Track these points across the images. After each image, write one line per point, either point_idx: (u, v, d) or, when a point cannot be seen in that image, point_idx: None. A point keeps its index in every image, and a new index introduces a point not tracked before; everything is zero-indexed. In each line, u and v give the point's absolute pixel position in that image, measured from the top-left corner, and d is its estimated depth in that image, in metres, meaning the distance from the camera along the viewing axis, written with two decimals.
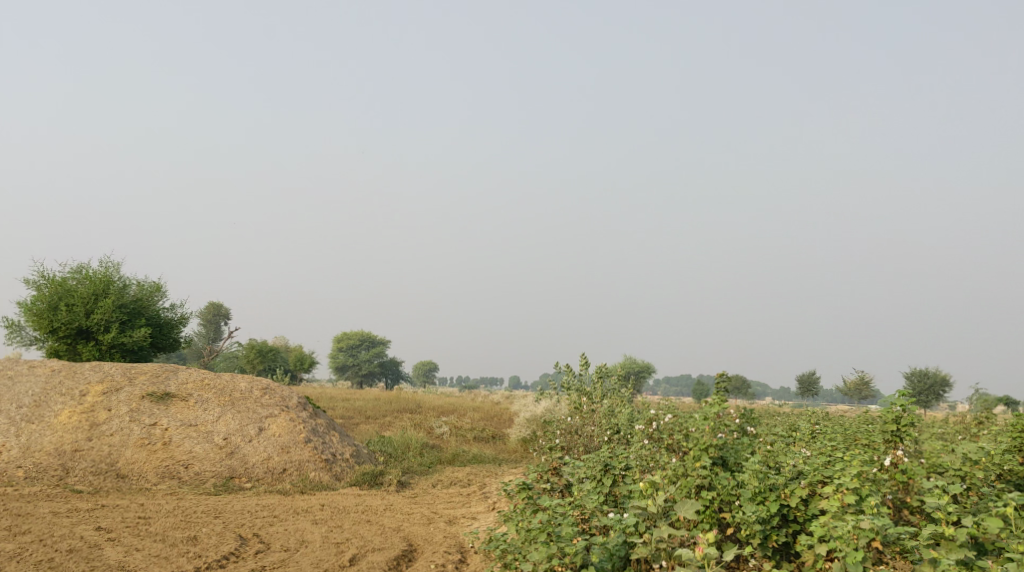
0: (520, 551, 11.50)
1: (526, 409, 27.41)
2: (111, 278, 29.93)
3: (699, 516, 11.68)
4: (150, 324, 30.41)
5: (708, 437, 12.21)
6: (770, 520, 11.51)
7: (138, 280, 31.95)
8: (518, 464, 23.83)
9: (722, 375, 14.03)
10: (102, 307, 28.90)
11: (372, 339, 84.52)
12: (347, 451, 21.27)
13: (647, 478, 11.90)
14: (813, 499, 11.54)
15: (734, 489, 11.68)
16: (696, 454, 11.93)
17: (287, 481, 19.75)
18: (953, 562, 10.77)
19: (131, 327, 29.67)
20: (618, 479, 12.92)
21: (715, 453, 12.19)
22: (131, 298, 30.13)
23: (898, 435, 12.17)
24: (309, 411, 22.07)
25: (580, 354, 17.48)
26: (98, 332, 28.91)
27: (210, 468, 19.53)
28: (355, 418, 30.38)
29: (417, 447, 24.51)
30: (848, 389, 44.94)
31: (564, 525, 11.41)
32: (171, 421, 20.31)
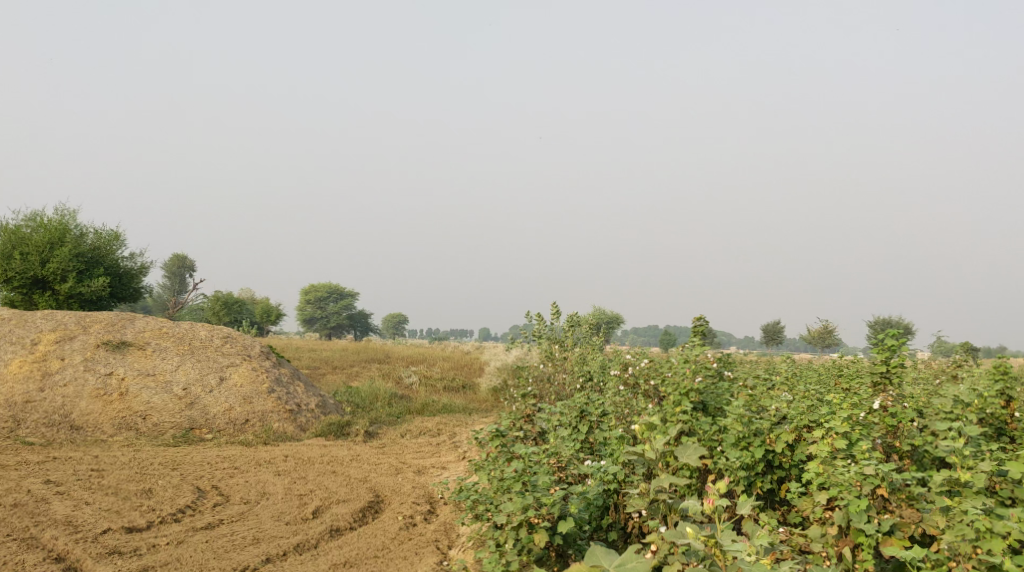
0: (494, 503, 10.92)
1: (495, 359, 26.95)
2: (67, 225, 28.97)
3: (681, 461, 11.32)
4: (108, 274, 29.52)
5: (688, 381, 11.79)
6: (754, 467, 11.16)
7: (96, 229, 30.97)
8: (489, 414, 23.31)
9: (699, 317, 13.57)
10: (58, 256, 27.97)
11: (340, 291, 83.68)
12: (313, 402, 20.66)
13: (645, 418, 11.18)
14: (800, 444, 11.15)
15: (715, 435, 11.30)
16: (677, 399, 11.50)
17: (250, 432, 19.11)
18: (976, 511, 10.25)
19: (88, 276, 28.78)
20: (594, 426, 12.44)
21: (696, 399, 11.72)
22: (88, 247, 29.20)
23: (888, 377, 12.03)
24: (272, 360, 21.42)
25: (551, 300, 16.99)
26: (55, 281, 27.99)
27: (169, 419, 18.85)
28: (322, 369, 29.74)
29: (385, 397, 23.93)
30: (814, 338, 44.89)
31: (539, 474, 10.83)
32: (128, 370, 19.60)
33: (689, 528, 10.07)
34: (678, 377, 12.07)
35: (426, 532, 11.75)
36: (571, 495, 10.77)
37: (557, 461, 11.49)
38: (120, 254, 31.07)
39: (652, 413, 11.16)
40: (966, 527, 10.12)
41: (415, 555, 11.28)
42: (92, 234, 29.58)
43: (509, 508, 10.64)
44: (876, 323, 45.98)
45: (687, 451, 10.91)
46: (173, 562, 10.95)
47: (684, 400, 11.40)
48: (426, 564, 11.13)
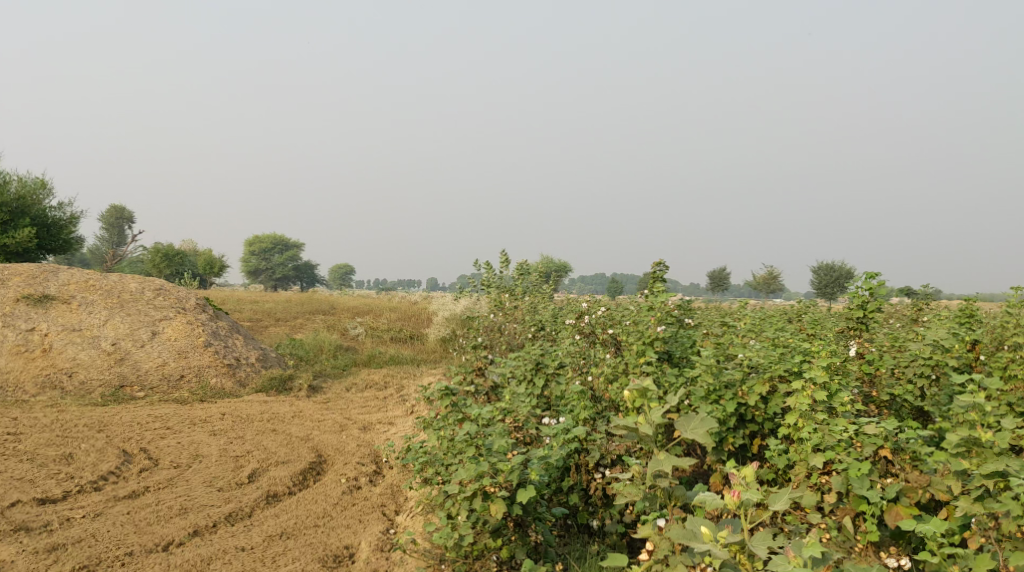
0: (446, 468, 10.14)
1: (445, 308, 26.13)
2: None
3: None
4: (36, 225, 28.33)
5: (653, 330, 11.18)
6: (727, 422, 10.53)
7: (22, 177, 29.73)
8: (438, 365, 22.50)
9: (656, 264, 12.86)
10: None
11: (284, 241, 82.13)
12: (253, 355, 19.73)
13: (641, 383, 9.78)
14: (773, 397, 10.49)
15: (682, 387, 10.68)
16: (641, 352, 10.92)
17: (185, 389, 18.16)
18: (1007, 477, 9.55)
19: (15, 228, 27.62)
20: (550, 380, 11.71)
21: (661, 348, 11.15)
22: (14, 197, 27.96)
23: (864, 322, 11.31)
24: (209, 312, 20.43)
25: (498, 248, 16.18)
26: None
27: (97, 377, 17.88)
28: (264, 320, 28.80)
29: (331, 349, 23.03)
30: (758, 283, 44.53)
31: (496, 437, 9.97)
32: (52, 326, 18.69)
33: (705, 530, 9.24)
34: (640, 327, 11.52)
35: (371, 496, 10.97)
36: (530, 460, 9.98)
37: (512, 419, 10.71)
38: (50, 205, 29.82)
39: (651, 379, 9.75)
40: (1010, 503, 9.42)
41: (359, 524, 10.50)
42: (17, 184, 28.31)
43: (462, 476, 9.80)
44: (819, 268, 45.77)
45: (692, 424, 9.76)
46: (88, 538, 10.05)
47: (649, 354, 10.80)
48: (370, 534, 10.36)
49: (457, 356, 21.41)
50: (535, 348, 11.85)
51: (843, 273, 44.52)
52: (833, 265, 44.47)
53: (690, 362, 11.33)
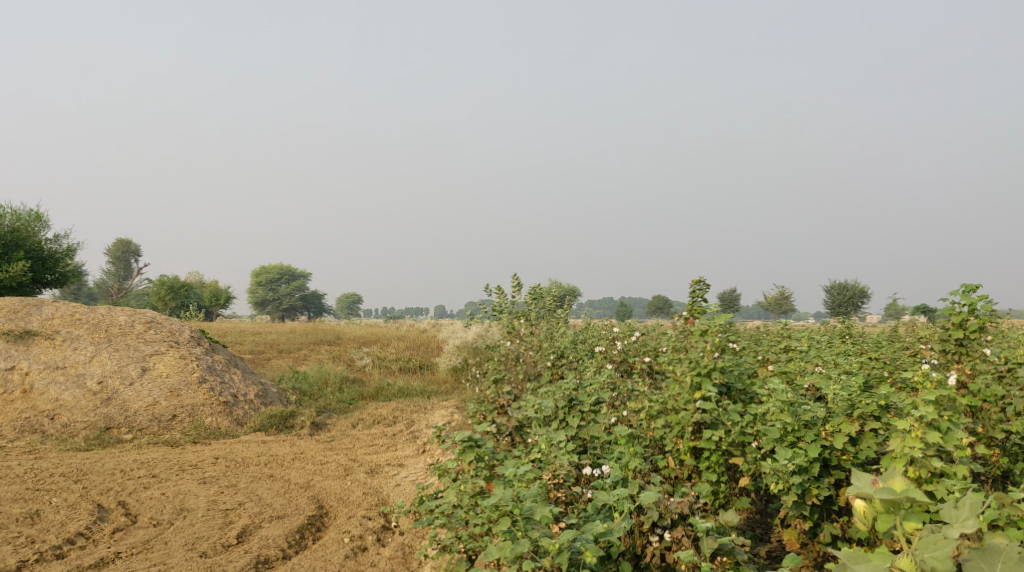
0: (471, 533, 9.14)
1: (454, 336, 24.69)
2: None
3: (709, 465, 9.96)
4: (31, 258, 27.00)
5: (710, 360, 10.23)
6: (810, 469, 9.70)
7: (16, 208, 28.38)
8: (449, 396, 21.04)
9: (696, 283, 11.63)
10: None
11: (289, 271, 80.79)
12: (252, 391, 18.30)
13: (896, 493, 8.83)
14: (864, 439, 9.75)
15: (749, 429, 9.96)
16: (699, 388, 9.99)
17: (177, 430, 16.75)
18: None
19: (8, 261, 26.35)
20: (586, 417, 10.69)
21: (720, 380, 10.24)
22: (6, 230, 26.67)
23: (963, 345, 10.69)
24: (205, 345, 19.01)
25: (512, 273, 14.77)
26: None
27: (82, 419, 16.48)
28: (266, 352, 27.39)
29: (336, 382, 21.59)
30: (770, 304, 42.79)
31: (538, 505, 8.90)
32: (33, 364, 17.34)
33: None
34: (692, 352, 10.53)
35: (378, 561, 9.58)
36: (583, 536, 8.85)
37: (552, 471, 9.65)
38: (45, 237, 28.49)
39: (904, 488, 8.83)
40: None
41: None
42: (9, 215, 26.98)
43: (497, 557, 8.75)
44: (832, 288, 44.20)
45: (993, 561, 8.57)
46: None
47: (710, 392, 10.03)
48: None
49: (469, 388, 20.00)
50: (569, 381, 10.88)
51: (858, 291, 42.97)
52: (849, 283, 42.95)
53: (749, 395, 10.51)
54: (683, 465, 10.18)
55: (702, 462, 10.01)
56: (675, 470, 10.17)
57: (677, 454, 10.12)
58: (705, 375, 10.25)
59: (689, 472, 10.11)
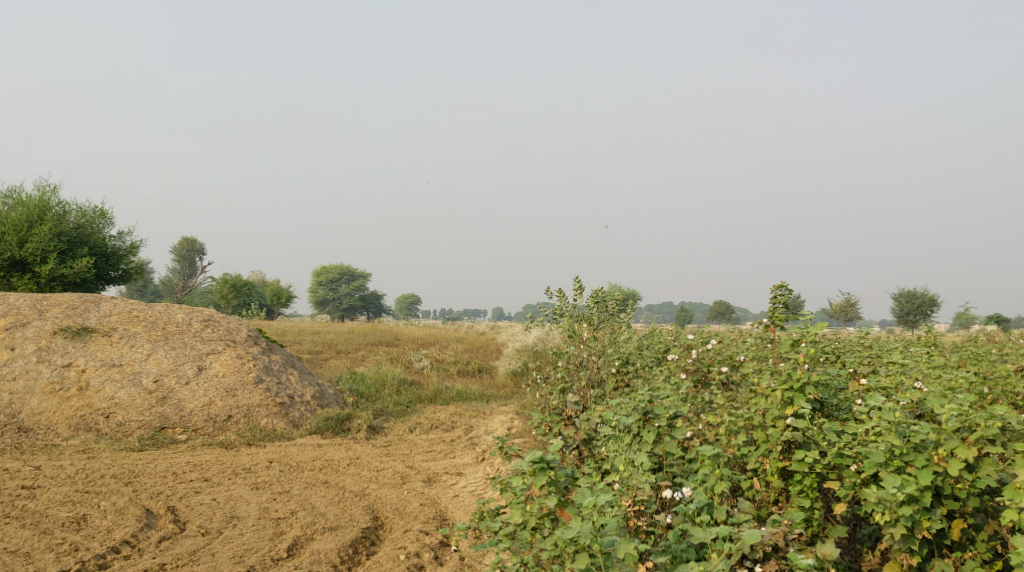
0: (539, 562, 9.04)
1: (514, 339, 24.16)
2: (48, 203, 26.49)
3: (804, 489, 9.86)
4: (94, 254, 26.92)
5: (805, 374, 10.07)
6: (921, 499, 9.41)
7: (80, 205, 28.33)
8: (508, 401, 20.53)
9: (778, 289, 11.05)
10: (39, 235, 25.43)
11: (350, 271, 80.84)
12: (309, 393, 17.93)
13: None
14: (982, 466, 9.47)
15: (849, 450, 9.73)
16: (796, 406, 9.87)
17: (232, 431, 16.43)
18: None
19: (72, 258, 26.28)
20: (662, 433, 10.36)
21: (814, 396, 10.06)
22: (70, 226, 26.60)
23: None
24: (262, 345, 18.69)
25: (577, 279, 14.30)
26: (34, 263, 25.50)
27: (137, 418, 16.22)
28: (324, 352, 27.09)
29: (394, 384, 21.18)
30: (836, 310, 41.63)
31: (622, 539, 8.63)
32: (89, 361, 17.08)
33: None
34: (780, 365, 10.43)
35: None
36: None
37: (632, 495, 9.68)
38: (108, 234, 28.42)
39: None
40: None
41: None
42: (74, 211, 26.93)
43: None
44: (900, 295, 42.92)
45: None
46: None
47: (805, 410, 9.89)
48: None
49: (530, 393, 19.49)
50: (645, 393, 10.57)
51: (927, 299, 41.69)
52: (919, 290, 41.67)
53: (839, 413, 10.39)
54: (770, 487, 10.06)
55: (794, 486, 9.89)
56: (762, 493, 10.02)
57: (765, 476, 9.97)
58: (798, 390, 10.08)
59: (777, 497, 9.99)
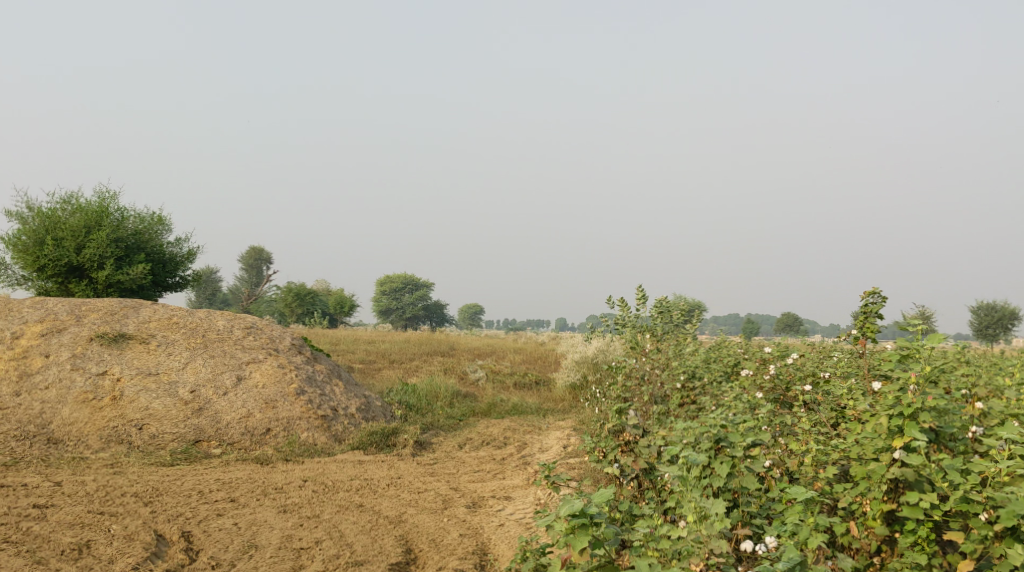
0: None
1: (574, 349, 23.00)
2: (107, 208, 25.91)
3: (917, 539, 8.80)
4: (151, 261, 26.30)
5: (922, 401, 8.89)
6: None
7: (139, 211, 27.75)
8: (566, 416, 19.37)
9: (870, 296, 9.98)
10: (96, 241, 24.86)
11: (413, 280, 80.18)
12: (354, 405, 16.95)
13: None
14: None
15: (976, 495, 8.70)
16: (913, 440, 8.74)
17: (270, 445, 15.53)
18: None
19: (129, 264, 25.67)
20: (737, 464, 9.30)
21: (929, 425, 8.92)
22: (128, 232, 25.99)
23: None
24: (306, 354, 17.76)
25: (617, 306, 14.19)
26: (91, 270, 24.94)
27: (171, 430, 15.36)
28: (377, 362, 26.15)
29: (447, 396, 20.15)
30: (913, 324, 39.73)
31: None
32: (125, 369, 16.19)
33: None
34: (886, 387, 9.25)
35: None
36: None
37: (705, 554, 8.59)
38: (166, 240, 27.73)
39: None
40: None
41: None
42: (133, 217, 26.35)
43: None
44: (979, 309, 40.91)
45: None
46: None
47: (921, 443, 8.77)
48: None
49: (589, 408, 18.33)
50: (717, 417, 9.54)
51: (1008, 313, 39.67)
52: (1000, 303, 39.69)
53: (953, 443, 9.20)
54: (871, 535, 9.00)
55: (906, 537, 8.82)
56: (862, 539, 8.98)
57: (866, 521, 8.91)
58: (910, 417, 8.96)
59: (879, 546, 8.92)
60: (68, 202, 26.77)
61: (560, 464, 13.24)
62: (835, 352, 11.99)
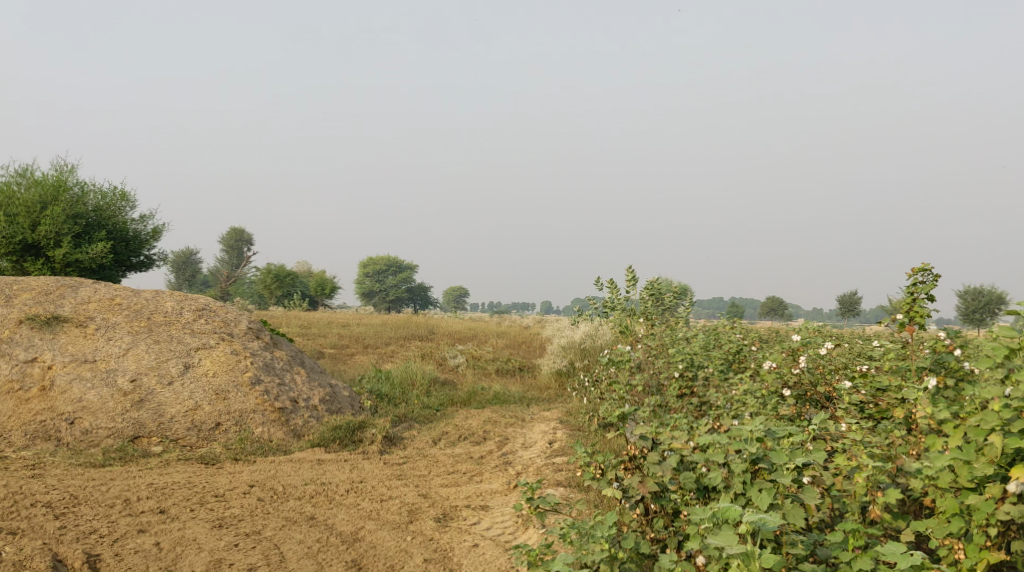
0: None
1: (560, 334, 21.33)
2: (65, 183, 24.01)
3: None
4: (112, 239, 24.41)
5: None
6: None
7: (101, 186, 25.82)
8: (552, 406, 17.66)
9: (922, 272, 8.89)
10: (52, 216, 22.98)
11: (396, 263, 78.31)
12: (317, 396, 15.23)
13: None
14: None
15: None
16: None
17: (220, 442, 13.85)
18: None
19: (88, 242, 23.79)
20: (782, 491, 8.19)
21: None
22: (89, 207, 24.13)
23: None
24: (265, 340, 15.98)
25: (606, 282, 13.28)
26: (48, 247, 23.07)
27: (106, 425, 13.63)
28: (350, 347, 24.41)
29: (423, 384, 18.40)
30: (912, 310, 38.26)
31: None
32: (57, 356, 14.42)
33: None
34: (991, 396, 8.16)
35: None
36: None
37: None
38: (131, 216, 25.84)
39: None
40: None
41: None
42: (94, 192, 24.47)
43: None
44: (966, 294, 39.41)
45: None
46: None
47: None
48: None
49: (577, 397, 16.69)
50: (752, 431, 8.39)
51: (996, 298, 38.15)
52: (989, 288, 38.16)
53: None
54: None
55: None
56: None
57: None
58: None
59: None
60: (24, 174, 24.82)
61: (546, 469, 11.61)
62: (873, 341, 10.55)
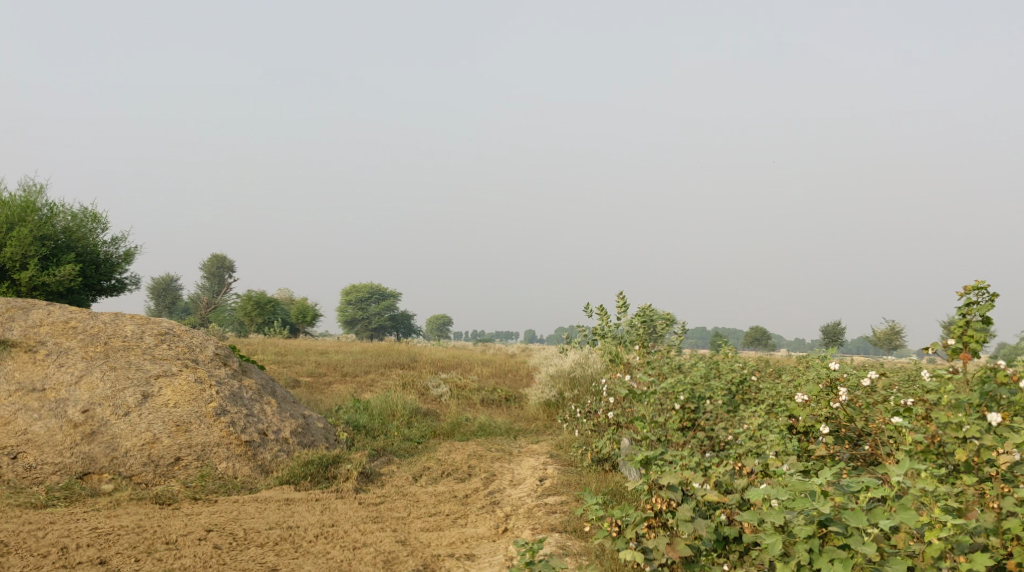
0: None
1: (548, 362, 20.13)
2: (34, 203, 22.72)
3: None
4: (82, 262, 23.12)
5: None
6: None
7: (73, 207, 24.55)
8: (541, 439, 16.46)
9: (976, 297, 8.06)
10: (18, 238, 21.69)
11: (378, 290, 77.03)
12: (289, 428, 13.95)
13: None
14: None
15: None
16: None
17: (179, 479, 12.66)
18: None
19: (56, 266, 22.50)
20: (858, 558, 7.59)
21: None
22: (59, 229, 22.84)
23: None
24: (234, 367, 14.61)
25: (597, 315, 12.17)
26: (12, 271, 21.78)
27: (52, 461, 12.50)
28: (329, 377, 23.14)
29: (403, 415, 17.16)
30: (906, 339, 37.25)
31: None
32: (3, 384, 13.22)
33: None
34: None
35: None
36: None
37: None
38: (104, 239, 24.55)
39: None
40: None
41: None
42: (65, 213, 23.19)
43: None
44: None
45: None
46: None
47: None
48: None
49: (567, 431, 15.52)
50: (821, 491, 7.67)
51: None
52: None
53: None
54: None
55: None
56: None
57: None
58: None
59: None
60: None
61: (539, 513, 10.45)
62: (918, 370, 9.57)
